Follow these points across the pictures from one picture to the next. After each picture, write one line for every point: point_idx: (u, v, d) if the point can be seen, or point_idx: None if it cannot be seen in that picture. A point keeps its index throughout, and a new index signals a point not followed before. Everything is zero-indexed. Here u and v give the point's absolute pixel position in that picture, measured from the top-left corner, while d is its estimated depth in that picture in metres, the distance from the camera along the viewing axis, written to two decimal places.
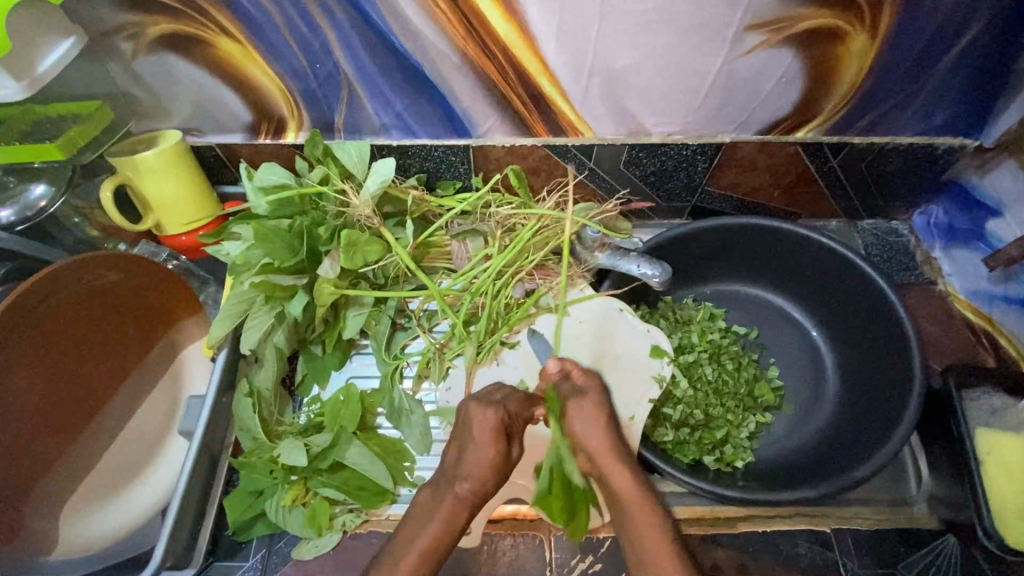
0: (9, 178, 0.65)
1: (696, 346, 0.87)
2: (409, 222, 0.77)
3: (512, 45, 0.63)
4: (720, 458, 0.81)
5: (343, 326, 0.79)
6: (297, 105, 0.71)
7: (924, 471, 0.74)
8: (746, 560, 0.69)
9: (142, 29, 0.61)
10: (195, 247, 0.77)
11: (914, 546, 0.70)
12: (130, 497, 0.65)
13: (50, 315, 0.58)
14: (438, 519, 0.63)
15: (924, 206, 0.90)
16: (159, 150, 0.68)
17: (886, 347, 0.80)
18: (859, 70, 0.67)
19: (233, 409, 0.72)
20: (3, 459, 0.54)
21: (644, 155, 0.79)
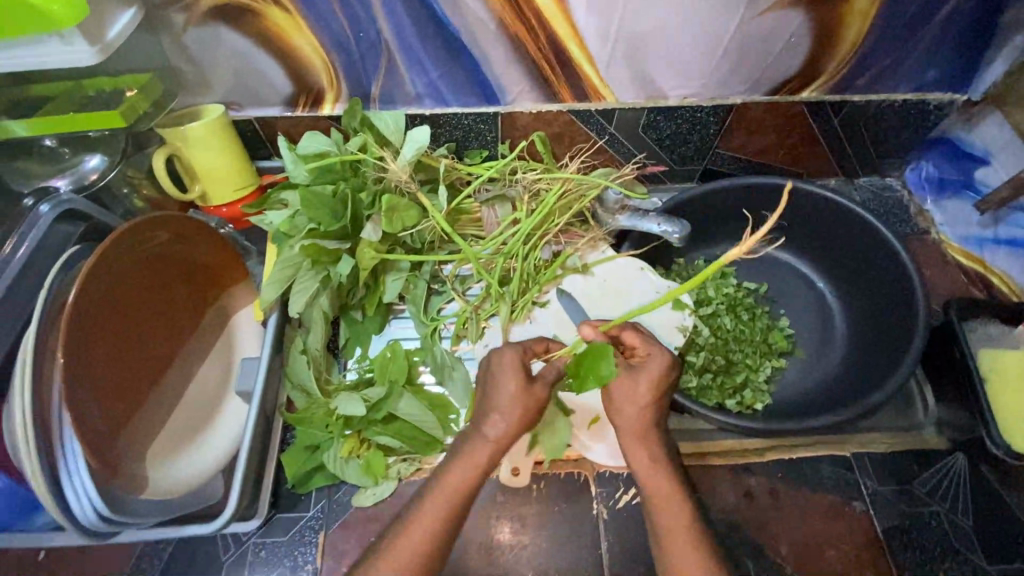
0: (64, 149, 0.69)
1: (713, 299, 0.92)
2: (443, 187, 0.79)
3: (545, 10, 0.68)
4: (741, 401, 0.86)
5: (383, 291, 0.82)
6: (337, 76, 0.74)
7: (930, 399, 0.80)
8: (776, 485, 0.75)
9: (196, 1, 0.64)
10: (239, 217, 0.80)
11: (927, 465, 0.76)
12: (197, 452, 0.68)
13: (122, 272, 0.60)
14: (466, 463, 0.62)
15: (916, 161, 0.96)
16: (207, 121, 0.71)
17: (890, 289, 0.86)
18: (860, 29, 0.74)
19: (288, 369, 0.75)
20: (99, 402, 0.56)
21: (662, 119, 0.84)
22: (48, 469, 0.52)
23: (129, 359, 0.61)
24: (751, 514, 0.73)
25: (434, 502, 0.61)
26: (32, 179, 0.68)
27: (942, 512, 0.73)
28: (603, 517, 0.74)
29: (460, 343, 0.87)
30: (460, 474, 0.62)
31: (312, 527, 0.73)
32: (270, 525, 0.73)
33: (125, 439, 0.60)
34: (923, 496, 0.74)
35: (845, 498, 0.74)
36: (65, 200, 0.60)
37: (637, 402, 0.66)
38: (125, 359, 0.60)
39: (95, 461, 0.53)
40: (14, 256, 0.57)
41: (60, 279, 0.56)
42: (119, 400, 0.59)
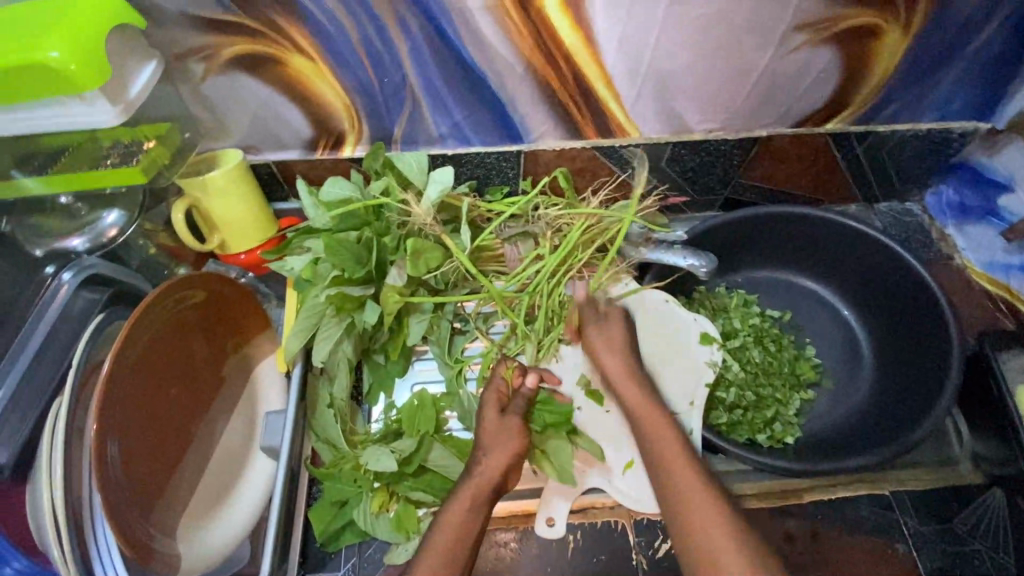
0: (79, 205, 0.67)
1: (740, 330, 0.91)
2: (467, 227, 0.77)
3: (575, 52, 0.67)
4: (771, 435, 0.85)
5: (407, 333, 0.79)
6: (359, 119, 0.72)
7: (964, 431, 0.80)
8: (817, 528, 0.73)
9: (217, 51, 0.62)
10: (258, 264, 0.77)
11: (966, 502, 0.75)
12: (227, 516, 0.66)
13: (149, 338, 0.59)
14: (463, 498, 0.64)
15: (936, 186, 0.96)
16: (226, 170, 0.68)
17: (918, 318, 0.85)
18: (890, 64, 0.73)
19: (314, 421, 0.73)
20: (127, 481, 0.54)
21: (686, 152, 0.83)
22: (78, 552, 0.51)
23: (154, 429, 0.59)
24: (792, 559, 0.72)
25: (452, 518, 0.62)
26: (44, 238, 0.65)
27: (984, 550, 0.72)
28: (643, 568, 0.71)
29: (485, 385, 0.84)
30: (461, 509, 0.63)
31: None
32: None
33: (155, 514, 0.58)
34: (964, 534, 0.73)
35: (887, 539, 0.73)
36: (88, 265, 0.60)
37: (617, 347, 0.78)
38: (150, 431, 0.58)
39: (127, 546, 0.51)
40: (39, 325, 0.56)
41: (90, 346, 0.56)
42: (146, 472, 0.57)
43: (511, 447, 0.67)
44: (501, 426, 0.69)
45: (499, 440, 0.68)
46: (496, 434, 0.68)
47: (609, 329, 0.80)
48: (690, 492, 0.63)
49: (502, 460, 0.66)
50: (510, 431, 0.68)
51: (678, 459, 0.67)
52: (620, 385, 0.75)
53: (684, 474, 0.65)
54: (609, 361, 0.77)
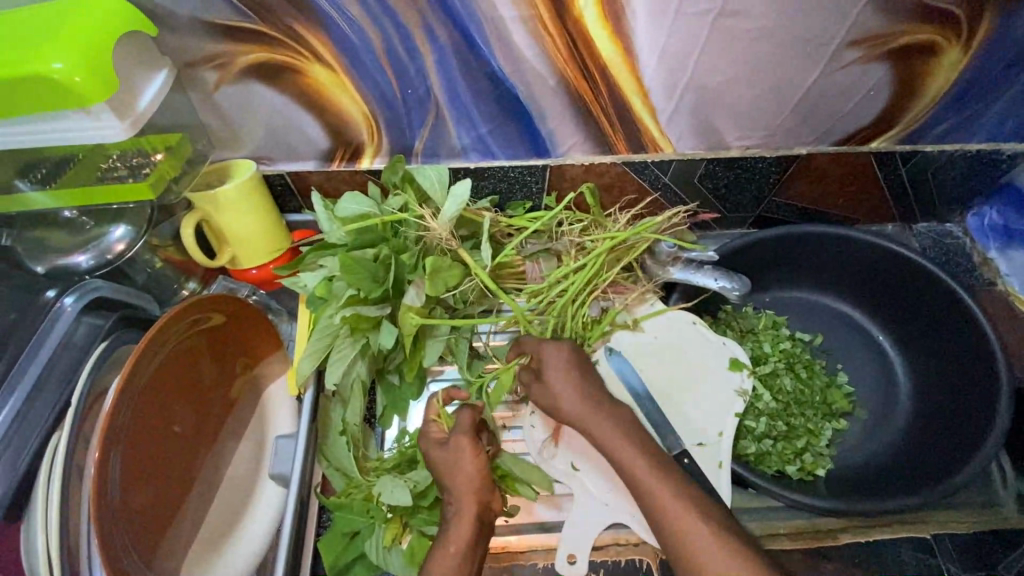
0: (85, 219, 0.63)
1: (770, 356, 0.87)
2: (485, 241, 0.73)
3: (612, 66, 0.63)
4: (802, 467, 0.81)
5: (424, 354, 0.75)
6: (379, 131, 0.69)
7: (1009, 473, 0.75)
8: (853, 572, 0.69)
9: (231, 59, 0.59)
10: (269, 279, 0.74)
11: (1012, 548, 0.71)
12: (236, 550, 0.62)
13: (155, 365, 0.55)
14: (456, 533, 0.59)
15: (978, 207, 0.91)
16: (238, 183, 0.65)
17: (960, 348, 0.81)
18: (947, 82, 0.68)
19: (325, 447, 0.69)
20: (127, 521, 0.51)
21: (720, 169, 0.79)
22: None
23: (159, 462, 0.56)
24: None
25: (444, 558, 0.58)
26: (48, 254, 0.62)
27: None
28: None
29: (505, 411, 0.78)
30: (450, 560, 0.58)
31: None
32: None
33: (158, 551, 0.55)
34: None
35: None
36: (89, 287, 0.58)
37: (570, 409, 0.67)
38: (154, 464, 0.55)
39: None
40: (38, 351, 0.53)
41: (95, 374, 0.53)
42: (150, 507, 0.54)
43: (472, 475, 0.62)
44: (454, 449, 0.63)
45: (457, 470, 0.62)
46: (451, 468, 0.62)
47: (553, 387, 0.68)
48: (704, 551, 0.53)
49: (472, 485, 0.61)
50: (461, 453, 0.63)
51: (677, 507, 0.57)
52: (588, 422, 0.66)
53: (691, 526, 0.55)
54: (563, 385, 0.68)
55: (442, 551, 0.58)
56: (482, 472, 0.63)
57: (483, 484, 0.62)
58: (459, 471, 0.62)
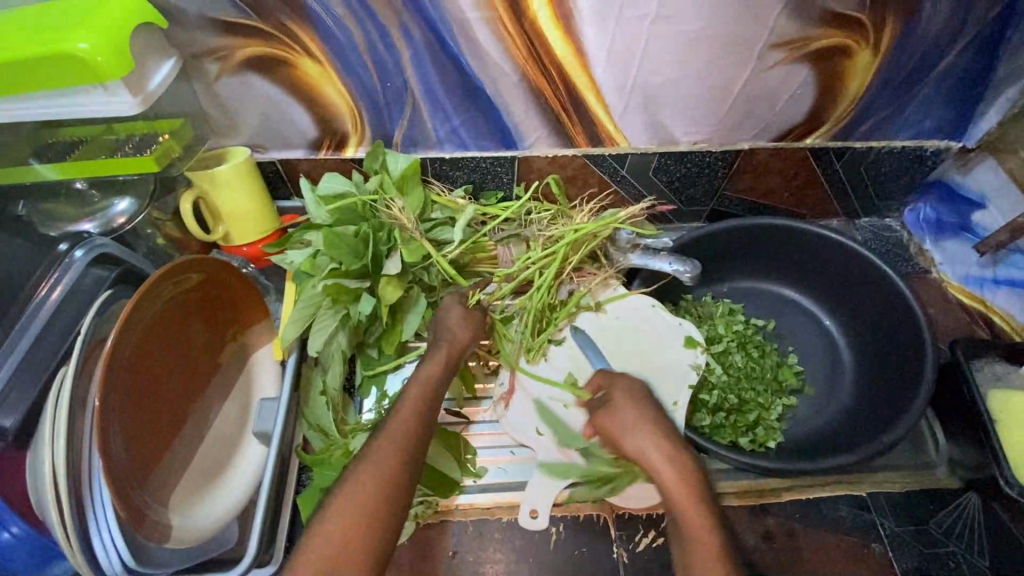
0: (93, 192, 0.71)
1: (723, 336, 0.92)
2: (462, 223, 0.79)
3: (567, 63, 0.71)
4: (754, 439, 0.85)
5: (401, 329, 0.80)
6: (362, 121, 0.76)
7: (940, 439, 0.81)
8: (795, 526, 0.75)
9: (231, 52, 0.67)
10: (259, 256, 0.81)
11: (941, 504, 0.77)
12: (218, 497, 0.67)
13: (151, 317, 0.61)
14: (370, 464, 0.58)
15: (914, 204, 1.00)
16: (233, 165, 0.72)
17: (893, 326, 0.88)
18: (863, 82, 0.78)
19: (305, 408, 0.75)
20: (124, 453, 0.56)
21: (672, 163, 0.87)
22: (78, 518, 0.53)
23: (151, 406, 0.61)
24: (770, 557, 0.73)
25: (382, 447, 0.60)
26: (58, 222, 0.70)
27: (957, 552, 0.74)
28: (623, 561, 0.73)
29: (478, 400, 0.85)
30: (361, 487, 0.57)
31: None
32: None
33: (149, 487, 0.59)
34: (939, 537, 0.75)
35: (863, 540, 0.75)
36: (98, 244, 0.64)
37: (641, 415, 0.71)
38: (147, 406, 0.60)
39: (122, 511, 0.53)
40: (47, 301, 0.60)
41: (94, 324, 0.59)
42: (144, 445, 0.59)
43: (451, 349, 0.72)
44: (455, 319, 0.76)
45: (461, 327, 0.75)
46: (462, 324, 0.75)
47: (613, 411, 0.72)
48: (698, 532, 0.61)
49: (416, 398, 0.66)
50: (467, 320, 0.76)
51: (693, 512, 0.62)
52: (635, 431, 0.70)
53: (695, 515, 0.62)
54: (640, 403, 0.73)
55: (379, 442, 0.61)
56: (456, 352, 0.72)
57: (428, 400, 0.66)
58: (417, 383, 0.68)
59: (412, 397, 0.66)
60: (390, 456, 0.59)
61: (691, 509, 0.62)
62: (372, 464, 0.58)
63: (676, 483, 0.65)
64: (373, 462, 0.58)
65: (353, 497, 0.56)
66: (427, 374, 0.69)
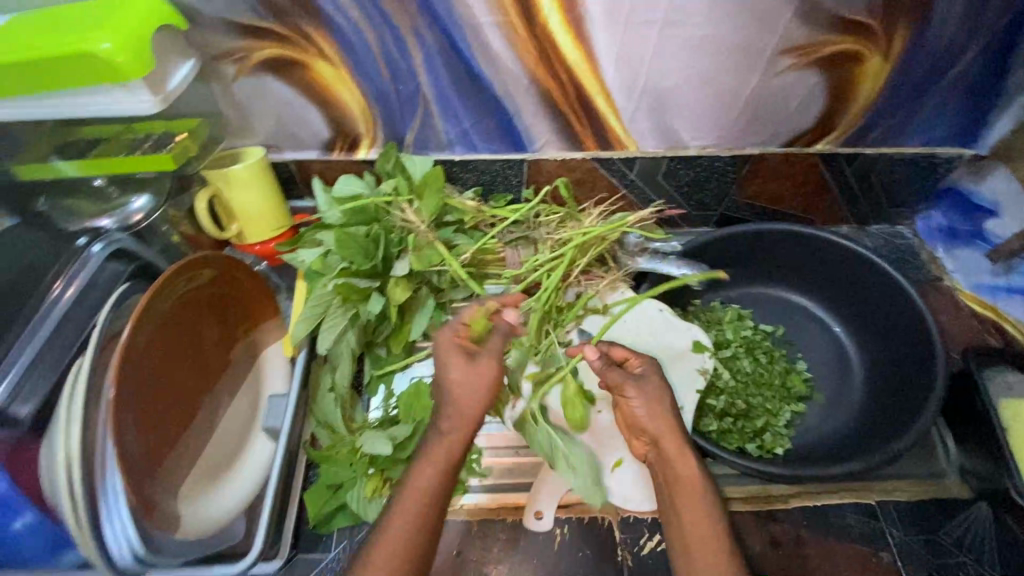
0: (112, 189, 0.72)
1: (732, 342, 0.92)
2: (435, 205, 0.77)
3: (577, 67, 0.72)
4: (761, 445, 0.84)
5: (410, 329, 0.81)
6: (374, 122, 0.78)
7: (951, 447, 0.80)
8: (801, 533, 0.75)
9: (248, 54, 0.68)
10: (271, 255, 0.82)
11: (952, 514, 0.76)
12: (226, 491, 0.68)
13: (165, 311, 0.62)
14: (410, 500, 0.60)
15: (926, 211, 0.98)
16: (247, 164, 0.74)
17: (906, 334, 0.86)
18: (873, 89, 0.78)
19: (314, 405, 0.75)
20: (137, 444, 0.57)
21: (681, 167, 0.88)
22: (91, 507, 0.54)
23: (162, 398, 0.62)
24: (777, 564, 0.73)
25: (411, 499, 0.59)
26: (78, 218, 0.71)
27: (968, 563, 0.72)
28: (627, 564, 0.73)
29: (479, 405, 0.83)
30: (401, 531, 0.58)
31: (333, 570, 0.71)
32: (292, 566, 0.71)
33: (159, 479, 0.60)
34: (949, 547, 0.74)
35: (872, 548, 0.74)
36: (117, 239, 0.65)
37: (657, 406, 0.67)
38: (158, 399, 0.61)
39: (134, 500, 0.54)
40: (65, 292, 0.62)
41: (110, 317, 0.60)
42: (155, 437, 0.60)
43: (478, 399, 0.64)
44: (460, 369, 0.64)
45: (468, 389, 0.64)
46: (468, 383, 0.64)
47: (647, 386, 0.68)
48: (693, 519, 0.61)
49: (446, 452, 0.62)
50: (482, 373, 0.64)
51: (694, 507, 0.62)
52: (668, 437, 0.66)
53: (696, 505, 0.62)
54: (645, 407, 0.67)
55: (408, 494, 0.60)
56: (487, 401, 0.65)
57: (460, 453, 0.63)
58: (443, 435, 0.63)
59: (442, 448, 0.62)
60: (418, 507, 0.59)
61: (695, 501, 0.62)
62: (403, 518, 0.59)
63: (681, 466, 0.65)
64: (403, 514, 0.59)
65: (387, 552, 0.57)
66: (453, 428, 0.63)
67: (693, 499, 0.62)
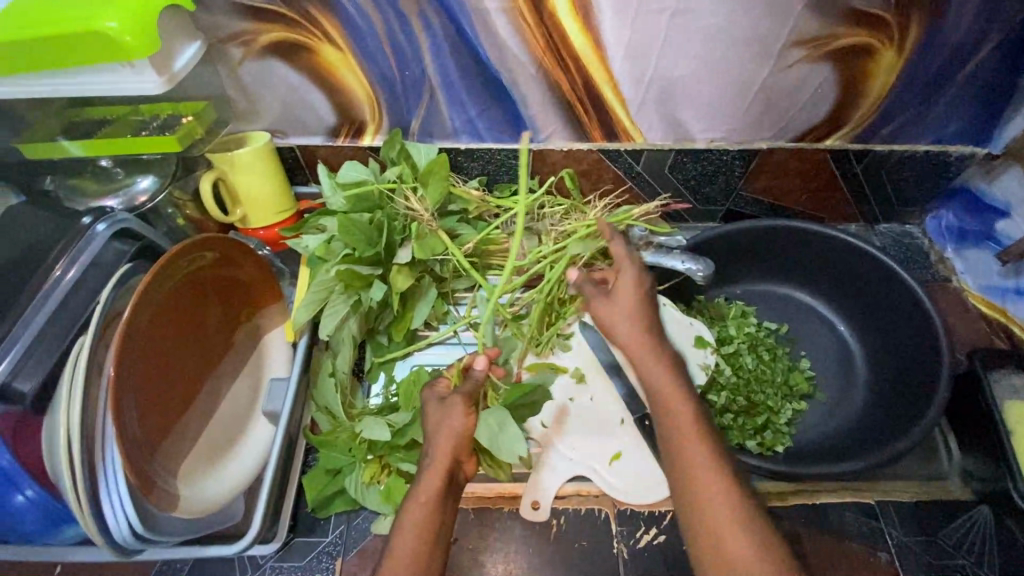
0: (118, 170, 0.73)
1: (735, 338, 0.90)
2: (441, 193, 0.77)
3: (585, 55, 0.72)
4: (761, 442, 0.83)
5: (411, 317, 0.81)
6: (379, 108, 0.78)
7: (954, 448, 0.80)
8: (800, 530, 0.74)
9: (254, 37, 0.69)
10: (276, 240, 0.83)
11: (953, 516, 0.75)
12: (224, 474, 0.68)
13: (168, 291, 0.63)
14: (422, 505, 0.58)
15: (936, 211, 0.97)
16: (254, 148, 0.74)
17: (912, 335, 0.85)
18: (885, 83, 0.77)
19: (314, 391, 0.75)
20: (137, 421, 0.58)
21: (688, 161, 0.87)
22: (89, 481, 0.54)
23: (162, 379, 0.62)
24: None
25: (412, 530, 0.57)
26: (83, 197, 0.72)
27: (967, 565, 0.72)
28: (623, 556, 0.73)
29: None
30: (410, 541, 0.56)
31: (330, 553, 0.71)
32: (289, 549, 0.72)
33: (158, 458, 0.61)
34: (949, 549, 0.73)
35: (871, 548, 0.73)
36: (120, 219, 0.66)
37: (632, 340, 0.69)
38: (158, 379, 0.62)
39: (132, 476, 0.54)
40: (70, 270, 0.62)
41: (114, 295, 0.60)
42: (155, 416, 0.61)
43: (457, 443, 0.61)
44: (445, 409, 0.62)
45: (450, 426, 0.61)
46: (451, 427, 0.61)
47: (615, 306, 0.72)
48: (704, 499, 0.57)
49: (432, 488, 0.59)
50: (453, 413, 0.62)
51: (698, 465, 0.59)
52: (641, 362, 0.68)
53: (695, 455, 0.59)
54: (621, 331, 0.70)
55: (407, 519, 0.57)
56: (462, 443, 0.61)
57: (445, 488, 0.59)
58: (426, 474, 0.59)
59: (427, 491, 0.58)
60: (417, 538, 0.57)
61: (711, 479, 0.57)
62: (407, 532, 0.57)
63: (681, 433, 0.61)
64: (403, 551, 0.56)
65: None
66: (434, 468, 0.59)
67: (686, 446, 0.60)
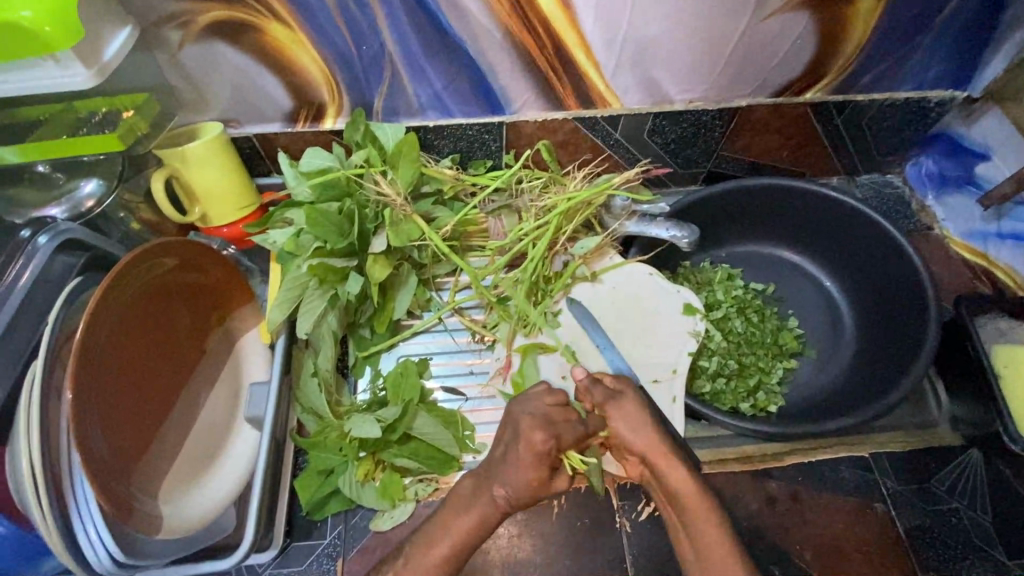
0: (58, 175, 0.69)
1: (723, 302, 0.89)
2: (414, 170, 0.71)
3: (553, 17, 0.68)
4: (755, 404, 0.83)
5: (393, 307, 0.77)
6: (339, 89, 0.73)
7: (942, 396, 0.81)
8: (797, 489, 0.75)
9: (193, 18, 0.63)
10: (241, 237, 0.79)
11: (944, 461, 0.77)
12: (207, 488, 0.66)
13: (127, 303, 0.59)
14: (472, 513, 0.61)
15: (915, 157, 0.96)
16: (206, 140, 0.69)
17: (897, 288, 0.85)
18: (865, 29, 0.74)
19: (297, 392, 0.71)
20: (106, 443, 0.55)
21: (667, 124, 0.84)
22: (58, 509, 0.51)
23: (131, 396, 0.59)
24: (772, 521, 0.73)
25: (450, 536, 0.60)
26: (24, 209, 0.68)
27: (959, 508, 0.74)
28: (625, 531, 0.73)
29: (469, 383, 0.80)
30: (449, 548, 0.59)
31: (330, 555, 0.70)
32: (286, 554, 0.70)
33: (134, 479, 0.58)
34: (942, 494, 0.75)
35: (867, 500, 0.74)
36: (63, 230, 0.63)
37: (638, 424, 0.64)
38: (126, 397, 0.58)
39: (104, 501, 0.52)
40: (15, 291, 0.58)
41: (64, 313, 0.57)
42: (127, 434, 0.58)
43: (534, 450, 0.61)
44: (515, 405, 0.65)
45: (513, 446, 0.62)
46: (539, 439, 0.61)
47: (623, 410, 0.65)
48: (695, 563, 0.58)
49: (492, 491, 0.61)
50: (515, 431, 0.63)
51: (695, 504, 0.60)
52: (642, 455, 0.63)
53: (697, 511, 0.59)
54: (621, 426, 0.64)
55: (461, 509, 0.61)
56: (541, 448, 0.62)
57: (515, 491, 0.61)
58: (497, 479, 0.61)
59: (490, 504, 0.60)
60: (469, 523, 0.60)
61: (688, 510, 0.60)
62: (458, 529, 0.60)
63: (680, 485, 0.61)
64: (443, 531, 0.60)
65: None
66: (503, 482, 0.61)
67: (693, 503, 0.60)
